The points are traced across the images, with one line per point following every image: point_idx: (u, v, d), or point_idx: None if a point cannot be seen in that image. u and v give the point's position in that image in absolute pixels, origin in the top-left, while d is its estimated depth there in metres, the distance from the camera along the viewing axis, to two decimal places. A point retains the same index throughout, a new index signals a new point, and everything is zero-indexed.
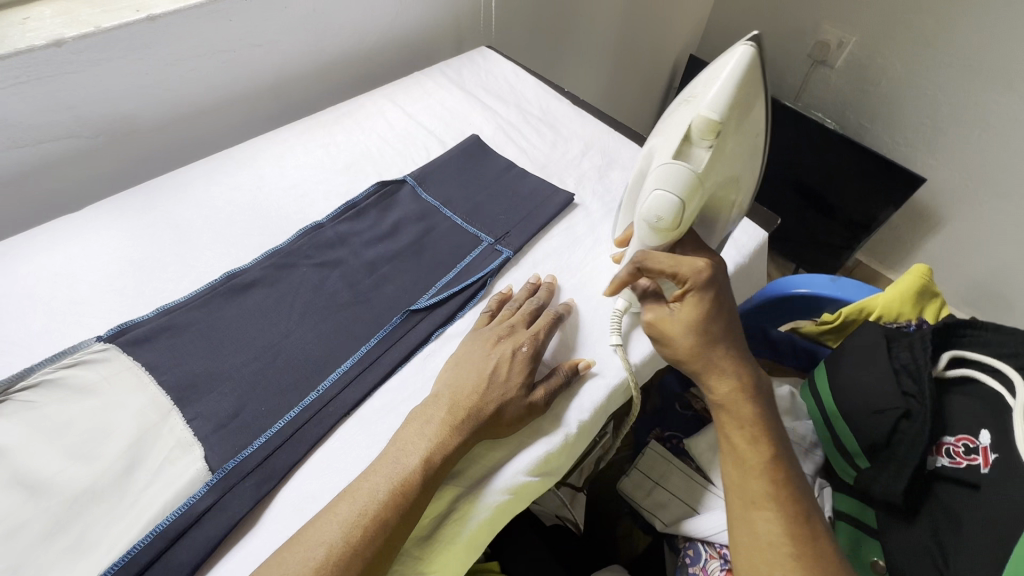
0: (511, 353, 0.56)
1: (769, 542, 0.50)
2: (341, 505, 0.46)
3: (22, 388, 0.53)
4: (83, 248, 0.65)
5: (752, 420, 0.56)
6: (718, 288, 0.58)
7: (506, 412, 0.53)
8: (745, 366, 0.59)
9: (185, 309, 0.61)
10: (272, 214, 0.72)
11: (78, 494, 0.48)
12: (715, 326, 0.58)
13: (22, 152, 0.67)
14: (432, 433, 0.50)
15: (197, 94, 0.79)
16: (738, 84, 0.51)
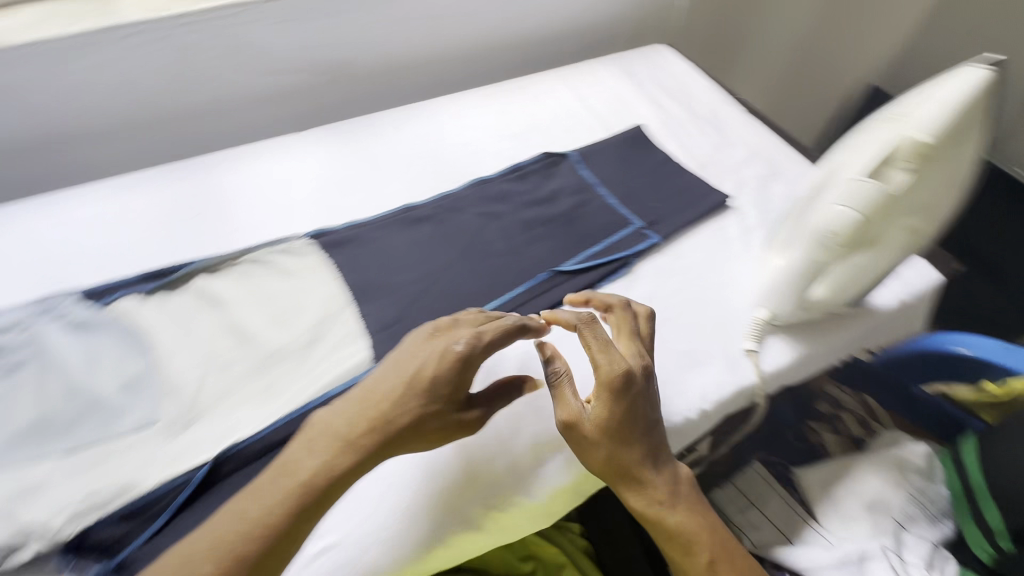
0: (439, 355, 0.49)
1: None
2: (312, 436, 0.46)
3: (246, 260, 0.66)
4: (298, 162, 0.77)
5: (687, 530, 0.51)
6: (626, 388, 0.50)
7: (421, 425, 0.47)
8: (667, 467, 0.52)
9: (369, 228, 0.70)
10: (446, 164, 0.80)
11: (274, 351, 0.59)
12: (627, 433, 0.50)
13: (268, 78, 0.82)
14: (313, 464, 0.44)
15: (405, 51, 0.89)
16: (955, 112, 0.51)
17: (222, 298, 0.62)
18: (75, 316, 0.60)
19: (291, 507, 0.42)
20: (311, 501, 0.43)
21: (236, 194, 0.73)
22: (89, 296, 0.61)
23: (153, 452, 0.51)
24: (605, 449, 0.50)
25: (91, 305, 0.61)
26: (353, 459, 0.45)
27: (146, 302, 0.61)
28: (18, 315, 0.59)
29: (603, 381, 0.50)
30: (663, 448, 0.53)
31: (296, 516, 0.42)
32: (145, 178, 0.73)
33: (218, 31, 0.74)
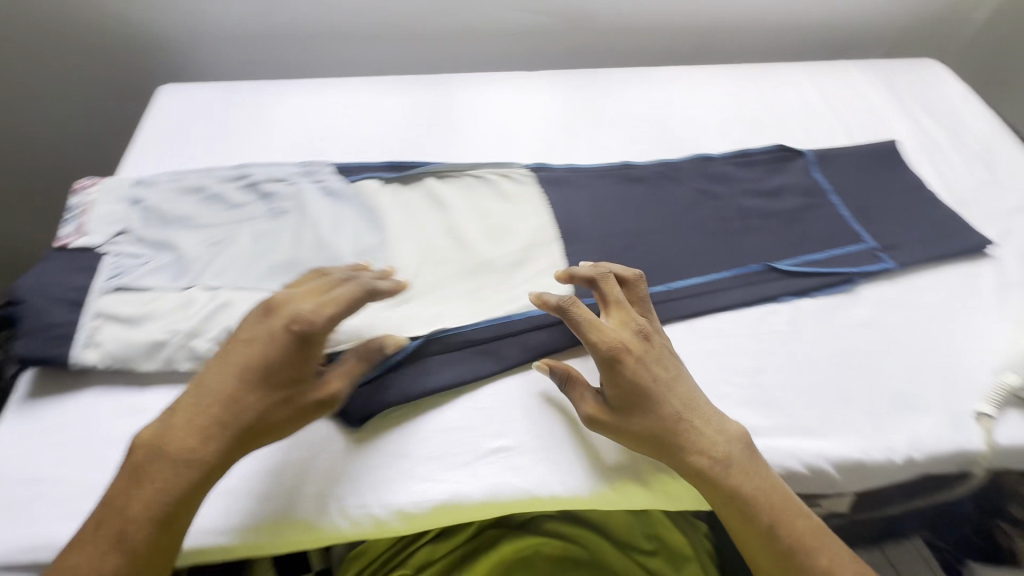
0: (269, 338, 0.45)
1: None
2: (196, 419, 0.43)
3: (470, 174, 0.70)
4: (528, 98, 0.80)
5: (733, 489, 0.47)
6: (617, 362, 0.49)
7: (267, 419, 0.44)
8: (695, 423, 0.49)
9: (587, 174, 0.72)
10: (669, 132, 0.78)
11: (484, 261, 0.63)
12: (638, 402, 0.49)
13: (520, 15, 0.86)
14: (188, 449, 0.43)
15: (651, 14, 0.88)
16: None
17: (446, 201, 0.67)
18: (329, 183, 0.68)
19: (185, 483, 0.42)
20: (198, 486, 0.43)
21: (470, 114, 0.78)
22: (341, 170, 0.70)
23: (372, 314, 0.57)
24: (627, 421, 0.49)
25: (341, 178, 0.69)
26: (220, 439, 0.43)
27: (384, 187, 0.68)
28: (286, 170, 0.69)
29: (597, 354, 0.49)
30: (700, 408, 0.50)
31: (174, 509, 0.42)
32: (397, 82, 0.81)
33: None
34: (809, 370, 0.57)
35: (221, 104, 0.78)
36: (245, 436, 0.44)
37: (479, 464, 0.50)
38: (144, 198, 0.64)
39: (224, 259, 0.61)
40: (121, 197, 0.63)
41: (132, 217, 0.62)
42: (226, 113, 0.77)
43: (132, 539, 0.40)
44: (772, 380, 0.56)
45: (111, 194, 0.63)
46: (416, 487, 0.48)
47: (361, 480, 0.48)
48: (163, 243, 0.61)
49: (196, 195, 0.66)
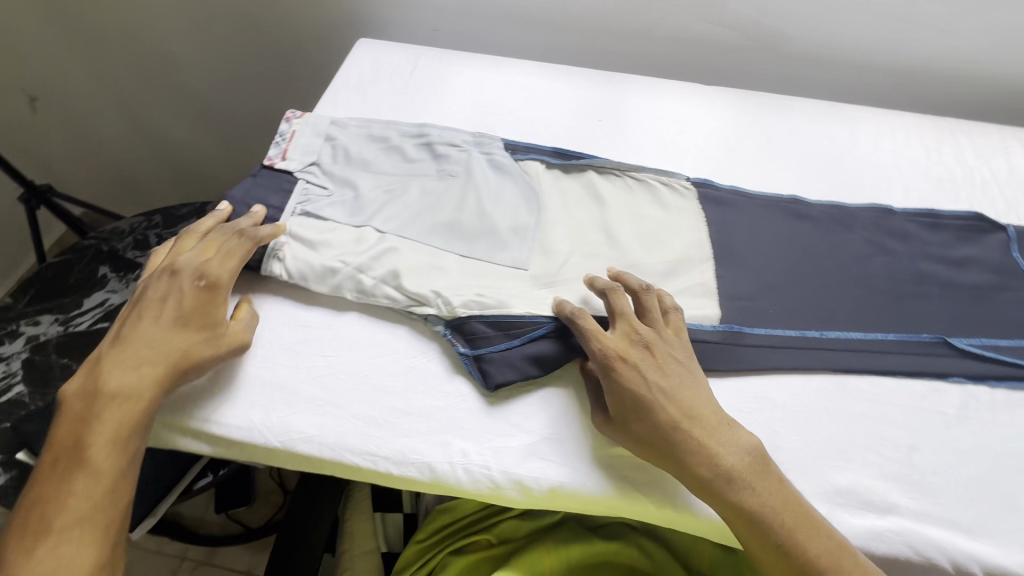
0: (180, 294, 0.51)
1: None
2: (129, 362, 0.48)
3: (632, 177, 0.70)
4: (700, 112, 0.79)
5: (740, 503, 0.45)
6: (610, 370, 0.49)
7: (195, 365, 0.50)
8: (695, 433, 0.47)
9: (754, 202, 0.69)
10: (845, 175, 0.74)
11: (633, 264, 0.62)
12: (636, 410, 0.48)
13: (708, 26, 0.85)
14: (124, 387, 0.47)
15: (847, 47, 0.84)
16: None
17: (604, 198, 0.68)
18: (495, 156, 0.70)
19: (133, 417, 0.46)
20: (141, 418, 0.47)
21: (638, 117, 0.78)
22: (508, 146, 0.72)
23: (519, 290, 0.59)
24: (630, 424, 0.48)
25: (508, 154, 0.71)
26: (155, 374, 0.48)
27: (546, 172, 0.70)
28: (457, 135, 0.71)
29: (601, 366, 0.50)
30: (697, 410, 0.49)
31: (124, 441, 0.46)
32: (571, 73, 0.83)
33: None
34: (969, 463, 0.51)
35: (408, 64, 0.84)
36: (174, 374, 0.49)
37: (598, 459, 0.50)
38: (336, 136, 0.69)
39: (393, 207, 0.65)
40: (318, 131, 0.69)
41: (323, 151, 0.68)
42: (411, 74, 0.82)
43: (92, 466, 0.44)
44: (925, 463, 0.51)
45: (309, 127, 0.69)
46: (537, 464, 0.49)
47: (486, 443, 0.50)
48: (345, 179, 0.66)
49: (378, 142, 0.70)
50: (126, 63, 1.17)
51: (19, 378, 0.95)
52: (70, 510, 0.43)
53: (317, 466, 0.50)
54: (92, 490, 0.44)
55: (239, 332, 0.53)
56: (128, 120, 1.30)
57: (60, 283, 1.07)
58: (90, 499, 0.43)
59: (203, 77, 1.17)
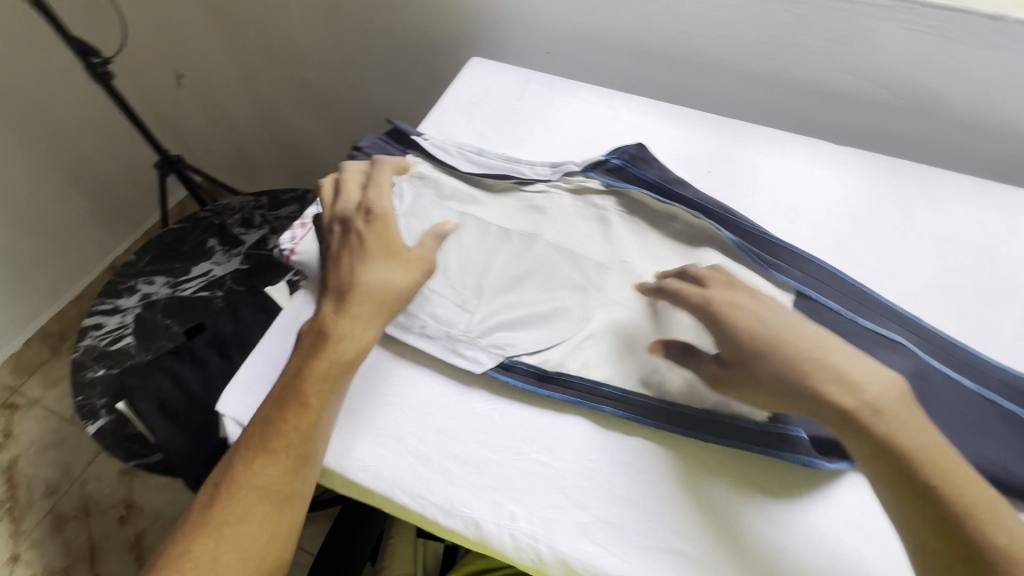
0: (331, 232, 0.59)
1: (941, 509, 0.41)
2: (319, 393, 0.50)
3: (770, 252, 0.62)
4: (826, 177, 0.71)
5: (906, 407, 0.45)
6: (723, 313, 0.51)
7: (394, 275, 0.56)
8: (774, 351, 0.48)
9: (867, 306, 0.58)
10: (993, 274, 0.63)
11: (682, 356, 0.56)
12: (760, 378, 0.48)
13: (852, 79, 0.76)
14: (270, 470, 0.47)
15: (1015, 119, 0.72)
16: None
17: None
18: (608, 214, 0.67)
19: (271, 494, 0.47)
20: (286, 496, 0.47)
21: (751, 173, 0.72)
22: (618, 197, 0.68)
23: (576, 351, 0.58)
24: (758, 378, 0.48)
25: (596, 221, 0.67)
26: (302, 457, 0.48)
27: (637, 242, 0.65)
28: (553, 186, 0.69)
29: (835, 396, 0.45)
30: (796, 327, 0.49)
31: (266, 509, 0.47)
32: (685, 114, 0.78)
33: (848, 15, 0.70)
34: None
35: (516, 89, 0.83)
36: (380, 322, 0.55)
37: (655, 556, 0.46)
38: (428, 177, 0.69)
39: (437, 285, 0.60)
40: (416, 163, 0.70)
41: (400, 190, 0.68)
42: (519, 100, 0.81)
43: (243, 530, 0.46)
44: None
45: (402, 163, 0.70)
46: (586, 546, 0.47)
47: (536, 510, 0.48)
48: None
49: (466, 173, 0.70)
50: (261, 55, 1.26)
51: (129, 330, 1.06)
52: (250, 519, 0.46)
53: (366, 495, 0.50)
54: (230, 548, 0.45)
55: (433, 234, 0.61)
56: (254, 105, 1.41)
57: (174, 248, 1.18)
58: (230, 553, 0.45)
59: (322, 73, 1.24)
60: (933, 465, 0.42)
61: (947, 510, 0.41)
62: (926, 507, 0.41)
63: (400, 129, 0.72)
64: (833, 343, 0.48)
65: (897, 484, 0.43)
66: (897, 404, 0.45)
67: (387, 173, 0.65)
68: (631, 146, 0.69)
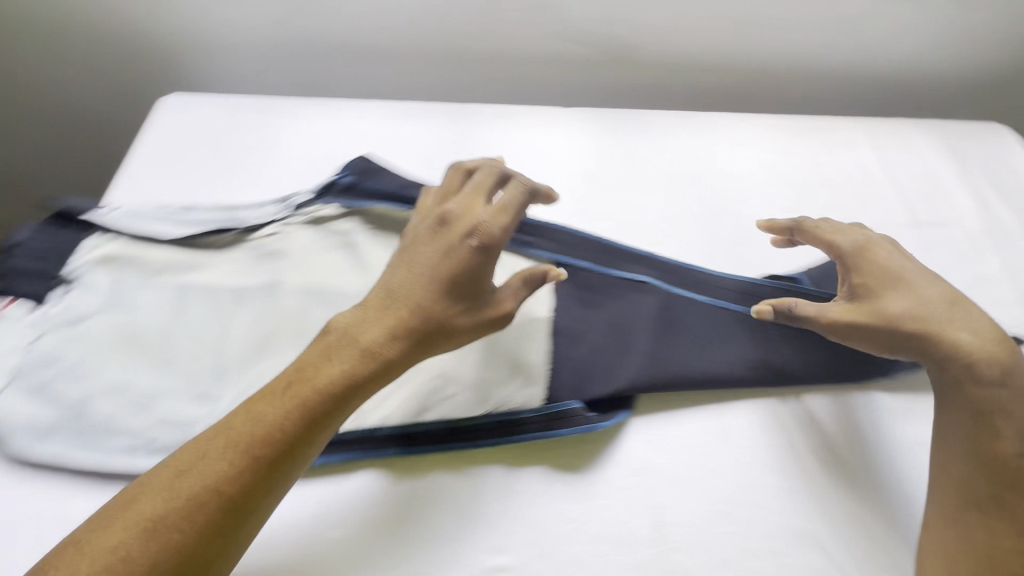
0: (446, 243, 0.47)
1: (995, 471, 0.44)
2: (294, 427, 0.40)
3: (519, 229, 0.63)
4: (558, 141, 0.74)
5: (994, 355, 0.47)
6: (870, 254, 0.52)
7: (454, 322, 0.46)
8: (904, 294, 0.49)
9: (614, 256, 0.62)
10: (707, 192, 0.71)
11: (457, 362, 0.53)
12: (873, 323, 0.49)
13: (558, 44, 0.80)
14: (333, 369, 0.42)
15: (694, 53, 0.82)
16: None
17: None
18: (353, 238, 0.61)
19: (240, 472, 0.38)
20: (232, 507, 0.37)
21: (491, 154, 0.72)
22: (360, 216, 0.63)
23: None
24: (867, 318, 0.49)
25: (343, 250, 0.61)
26: (269, 470, 0.39)
27: (392, 258, 0.61)
28: (285, 224, 0.61)
29: (953, 344, 0.47)
30: (932, 281, 0.51)
31: (200, 508, 0.37)
32: (416, 109, 0.75)
33: None
34: (881, 505, 0.49)
35: (225, 120, 0.72)
36: (405, 356, 0.45)
37: None
38: (126, 258, 0.57)
39: (160, 385, 0.51)
40: (105, 245, 0.58)
41: (90, 284, 0.56)
42: (230, 132, 0.71)
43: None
44: (841, 511, 0.49)
45: (82, 250, 0.57)
46: None
47: None
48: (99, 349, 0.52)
49: (177, 237, 0.59)
50: None
51: None
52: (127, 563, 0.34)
53: None
54: (166, 507, 0.36)
55: (533, 273, 0.49)
56: None
57: None
58: (151, 535, 0.35)
59: None
60: (1016, 447, 0.44)
61: (998, 477, 0.44)
62: (980, 475, 0.45)
63: (69, 209, 0.59)
64: (949, 295, 0.50)
65: (973, 458, 0.45)
66: (1004, 358, 0.47)
67: (541, 188, 0.54)
68: (358, 162, 0.65)
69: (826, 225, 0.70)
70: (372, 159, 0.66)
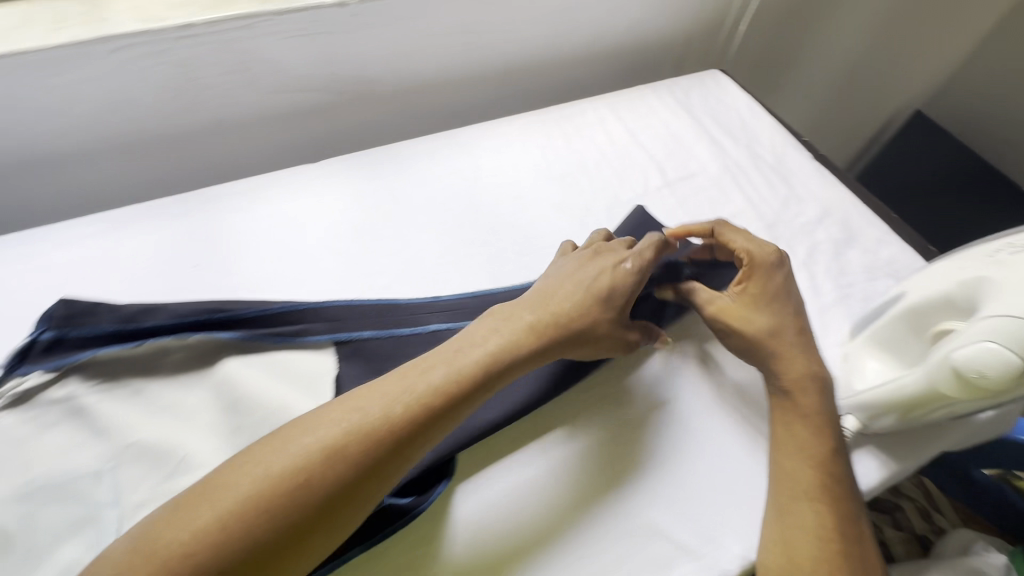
0: (606, 266, 0.55)
1: (811, 451, 0.48)
2: (388, 468, 0.41)
3: (285, 320, 0.57)
4: (316, 203, 0.70)
5: (815, 371, 0.53)
6: (757, 266, 0.56)
7: (594, 330, 0.52)
8: (765, 298, 0.55)
9: (396, 315, 0.59)
10: (481, 209, 0.71)
11: None
12: (747, 329, 0.54)
13: (284, 96, 0.74)
14: (471, 360, 0.47)
15: (432, 70, 0.81)
16: (966, 290, 0.44)
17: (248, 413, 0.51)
18: (78, 402, 0.50)
19: (309, 493, 0.38)
20: (300, 525, 0.37)
21: (244, 241, 0.65)
22: (80, 372, 0.51)
23: None
24: (736, 315, 0.54)
25: (66, 420, 0.49)
26: (337, 502, 0.39)
27: (137, 407, 0.51)
28: None
29: (788, 362, 0.53)
30: (791, 297, 0.56)
31: (270, 518, 0.37)
32: (138, 212, 0.65)
33: (223, 45, 0.65)
34: (698, 466, 0.53)
35: None
36: (531, 360, 0.49)
37: None
38: None
39: None
40: None
41: None
42: None
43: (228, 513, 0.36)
44: (665, 489, 0.51)
45: None
46: None
47: None
48: None
49: None
50: None
51: None
52: (238, 511, 0.36)
53: None
54: (230, 504, 0.37)
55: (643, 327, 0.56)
56: None
57: None
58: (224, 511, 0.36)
59: None
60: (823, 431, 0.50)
61: (812, 455, 0.48)
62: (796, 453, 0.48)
63: None
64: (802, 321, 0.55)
65: (793, 441, 0.49)
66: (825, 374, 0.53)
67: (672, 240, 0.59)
68: (55, 308, 0.53)
69: (595, 208, 0.73)
70: (76, 297, 0.54)
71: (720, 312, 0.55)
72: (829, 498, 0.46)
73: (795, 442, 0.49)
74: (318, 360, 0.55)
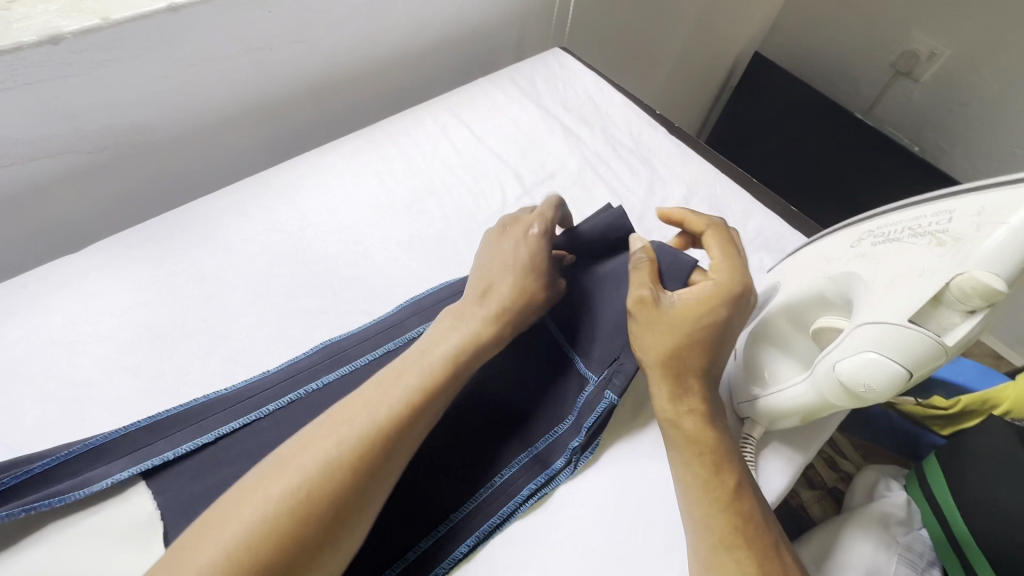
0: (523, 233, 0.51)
1: (714, 485, 0.42)
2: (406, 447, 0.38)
3: (65, 478, 0.43)
4: (86, 305, 0.53)
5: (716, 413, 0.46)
6: (733, 297, 0.45)
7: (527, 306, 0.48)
8: (716, 323, 0.45)
9: (219, 411, 0.47)
10: (315, 267, 0.59)
11: None
12: (662, 329, 0.45)
13: (12, 172, 0.55)
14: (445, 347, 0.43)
15: (222, 100, 0.65)
16: (838, 285, 0.41)
17: None
18: None
19: (332, 500, 0.34)
20: (326, 527, 0.33)
21: None
22: None
23: None
24: (664, 319, 0.45)
25: None
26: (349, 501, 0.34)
27: None
28: None
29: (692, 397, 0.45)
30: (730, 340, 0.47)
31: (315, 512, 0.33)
32: None
33: None
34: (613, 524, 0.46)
35: None
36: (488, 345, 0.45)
37: None
38: None
39: None
40: None
41: None
42: None
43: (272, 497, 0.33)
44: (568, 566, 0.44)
45: None
46: None
47: None
48: None
49: None
50: None
51: None
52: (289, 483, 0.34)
53: None
54: (231, 542, 0.31)
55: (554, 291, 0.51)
56: None
57: None
58: (227, 552, 0.31)
59: None
60: (731, 466, 0.44)
61: (717, 495, 0.42)
62: (711, 485, 0.42)
63: None
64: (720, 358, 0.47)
65: (700, 478, 0.43)
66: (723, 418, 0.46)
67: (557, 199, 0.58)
68: None
69: (451, 236, 0.63)
70: None
71: (642, 301, 0.46)
72: (745, 539, 0.40)
73: (702, 481, 0.43)
74: (126, 522, 0.42)
